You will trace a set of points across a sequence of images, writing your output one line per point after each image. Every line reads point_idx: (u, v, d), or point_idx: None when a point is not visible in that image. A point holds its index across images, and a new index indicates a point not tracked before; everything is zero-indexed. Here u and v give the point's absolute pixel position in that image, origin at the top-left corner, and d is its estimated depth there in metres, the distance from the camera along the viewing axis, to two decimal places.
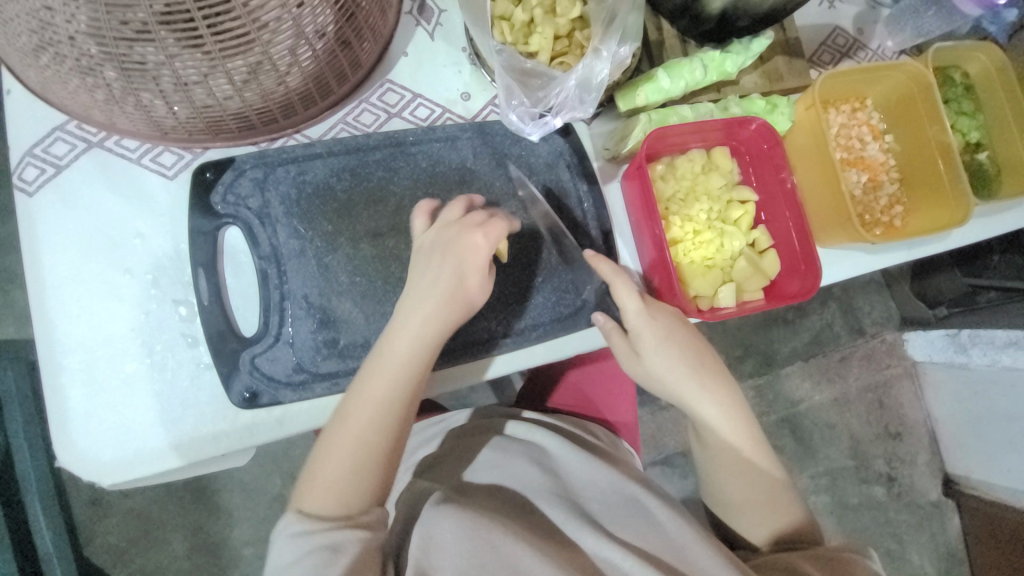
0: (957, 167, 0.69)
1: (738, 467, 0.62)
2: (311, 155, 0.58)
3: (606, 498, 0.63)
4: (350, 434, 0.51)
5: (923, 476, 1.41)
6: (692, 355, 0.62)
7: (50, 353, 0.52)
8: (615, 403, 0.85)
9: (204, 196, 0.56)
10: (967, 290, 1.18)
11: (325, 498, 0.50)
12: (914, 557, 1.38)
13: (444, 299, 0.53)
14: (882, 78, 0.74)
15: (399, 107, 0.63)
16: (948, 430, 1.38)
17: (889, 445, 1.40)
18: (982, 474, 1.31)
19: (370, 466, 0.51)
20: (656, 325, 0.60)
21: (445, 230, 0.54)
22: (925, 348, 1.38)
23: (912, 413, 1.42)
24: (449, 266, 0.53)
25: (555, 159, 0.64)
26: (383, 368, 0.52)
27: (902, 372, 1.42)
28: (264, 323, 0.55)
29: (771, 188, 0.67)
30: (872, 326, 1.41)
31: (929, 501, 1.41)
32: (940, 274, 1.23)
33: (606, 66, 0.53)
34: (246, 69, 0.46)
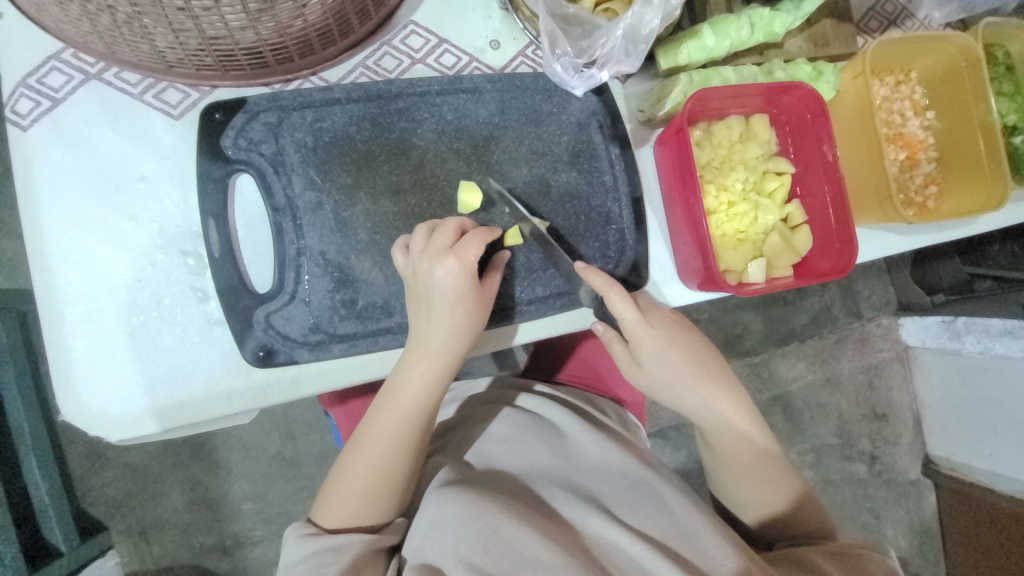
0: (999, 149, 0.67)
1: (746, 465, 0.63)
2: (329, 100, 0.53)
3: (617, 481, 0.62)
4: (365, 459, 0.54)
5: (905, 456, 1.45)
6: (689, 360, 0.62)
7: (51, 302, 0.49)
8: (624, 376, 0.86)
9: (213, 140, 0.51)
10: (965, 279, 1.21)
11: (342, 514, 0.55)
12: (890, 532, 1.44)
13: (442, 325, 0.52)
14: (929, 50, 0.70)
15: (424, 53, 0.58)
16: (932, 414, 1.41)
17: (874, 425, 1.44)
18: (963, 458, 1.36)
19: (383, 489, 0.55)
20: (657, 334, 0.59)
21: (438, 252, 0.51)
22: (918, 333, 1.39)
23: (901, 396, 1.45)
24: (445, 290, 0.51)
25: (587, 118, 0.61)
26: (387, 395, 0.53)
27: (894, 356, 1.44)
28: (279, 279, 0.52)
29: (811, 160, 0.64)
30: (869, 309, 1.41)
31: (909, 480, 1.45)
32: (940, 262, 1.26)
33: (657, 16, 0.48)
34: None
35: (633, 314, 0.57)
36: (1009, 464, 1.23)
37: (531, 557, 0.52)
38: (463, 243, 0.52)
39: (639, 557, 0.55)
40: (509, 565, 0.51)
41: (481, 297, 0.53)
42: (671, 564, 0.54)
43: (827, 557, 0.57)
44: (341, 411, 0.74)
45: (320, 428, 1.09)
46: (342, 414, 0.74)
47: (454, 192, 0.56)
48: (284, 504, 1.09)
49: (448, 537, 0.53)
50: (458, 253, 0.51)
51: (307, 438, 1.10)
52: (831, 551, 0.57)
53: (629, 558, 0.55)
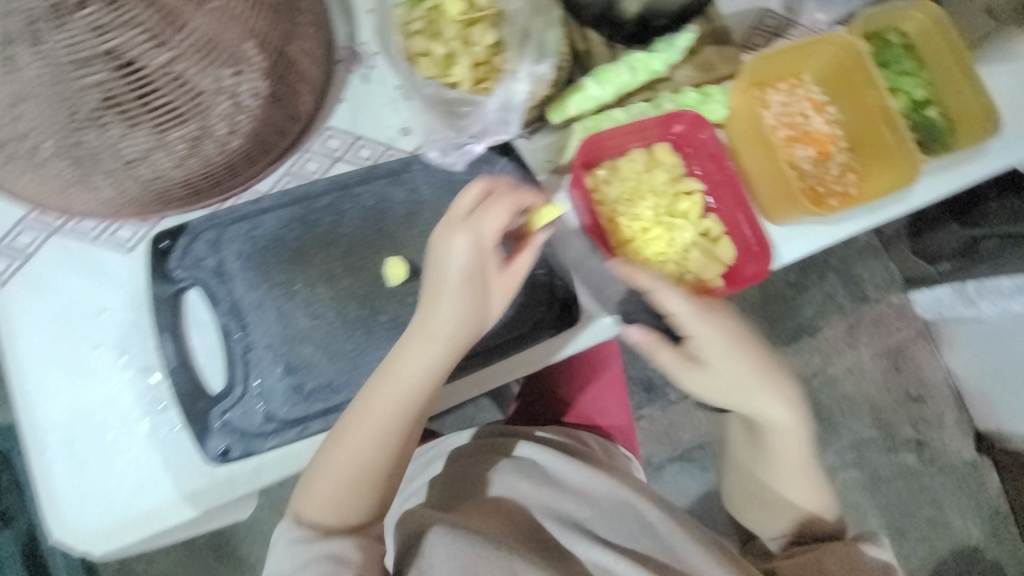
0: (900, 128, 0.69)
1: (788, 466, 0.68)
2: (260, 210, 0.60)
3: (617, 521, 0.65)
4: (345, 456, 0.54)
5: (953, 436, 1.37)
6: (757, 357, 0.63)
7: (32, 434, 0.55)
8: (608, 408, 0.88)
9: (161, 265, 0.58)
10: (968, 242, 1.14)
11: (323, 506, 0.55)
12: (958, 522, 1.35)
13: (445, 312, 0.54)
14: (812, 52, 0.74)
15: (342, 151, 0.65)
16: (969, 387, 1.34)
17: (912, 410, 1.37)
18: (1014, 427, 1.26)
19: (367, 486, 0.55)
20: (716, 328, 0.61)
21: (462, 223, 0.54)
22: (934, 305, 1.32)
23: (932, 374, 1.39)
24: (458, 264, 0.54)
25: (499, 179, 0.66)
26: (381, 386, 0.53)
27: (914, 334, 1.39)
28: (230, 378, 0.56)
29: (715, 176, 0.68)
30: (874, 291, 1.39)
31: (964, 462, 1.37)
32: (940, 229, 1.20)
33: (525, 86, 0.55)
34: (187, 143, 0.50)
35: (683, 304, 0.60)
36: None
37: None
38: (488, 207, 0.55)
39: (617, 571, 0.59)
40: None
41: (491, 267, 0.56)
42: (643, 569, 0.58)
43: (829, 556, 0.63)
44: None
45: None
46: None
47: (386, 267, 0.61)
48: None
49: None
50: (480, 229, 0.54)
51: None
52: (837, 550, 0.63)
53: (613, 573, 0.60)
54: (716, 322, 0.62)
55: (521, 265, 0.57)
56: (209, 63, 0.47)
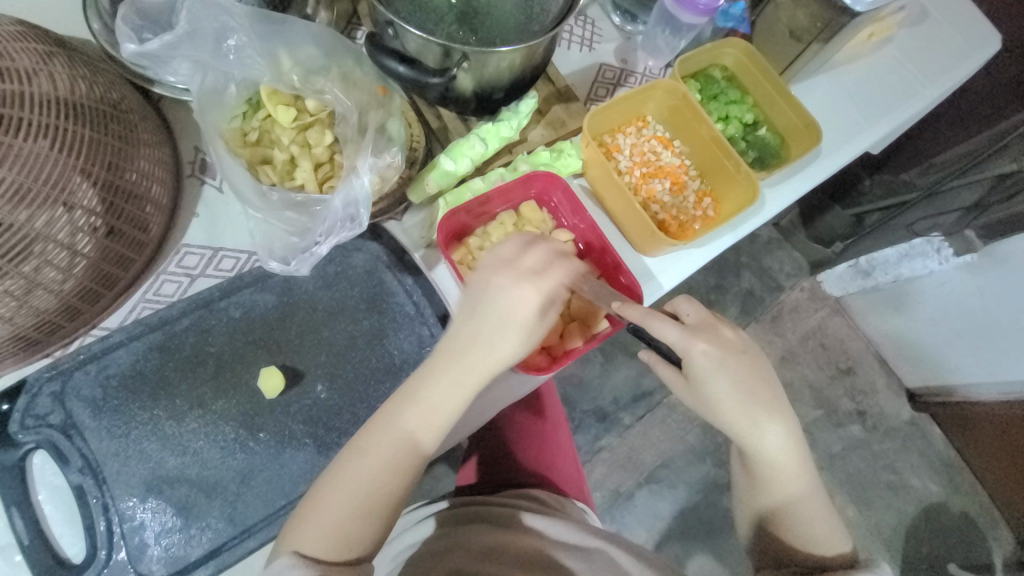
0: (733, 155, 0.76)
1: (784, 484, 0.62)
2: (111, 347, 0.56)
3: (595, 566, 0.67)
4: (364, 479, 0.52)
5: (888, 399, 1.46)
6: (742, 379, 0.60)
7: None
8: (563, 462, 0.91)
9: (2, 430, 0.52)
10: (853, 220, 1.28)
11: (328, 539, 0.50)
12: (915, 480, 1.41)
13: (501, 339, 0.55)
14: (648, 97, 0.81)
15: (201, 266, 0.63)
16: (889, 350, 1.44)
17: (846, 382, 1.46)
18: (938, 379, 1.35)
19: (372, 513, 0.51)
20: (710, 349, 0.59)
21: (530, 244, 0.59)
22: (838, 284, 1.45)
23: (855, 345, 1.49)
24: (504, 293, 0.56)
25: (374, 264, 0.67)
26: (422, 402, 0.54)
27: (830, 311, 1.49)
28: (93, 543, 0.51)
29: (580, 226, 0.72)
30: (787, 279, 1.48)
31: (905, 421, 1.45)
32: (826, 213, 1.34)
33: (365, 179, 0.55)
34: (14, 297, 0.49)
35: (676, 331, 0.59)
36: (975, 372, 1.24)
37: None
38: (527, 252, 0.58)
39: None
40: None
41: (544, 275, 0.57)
42: None
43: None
44: None
45: None
46: None
47: (263, 380, 0.58)
48: None
49: None
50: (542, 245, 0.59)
51: None
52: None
53: None
54: (713, 345, 0.60)
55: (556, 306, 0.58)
56: (36, 215, 0.47)
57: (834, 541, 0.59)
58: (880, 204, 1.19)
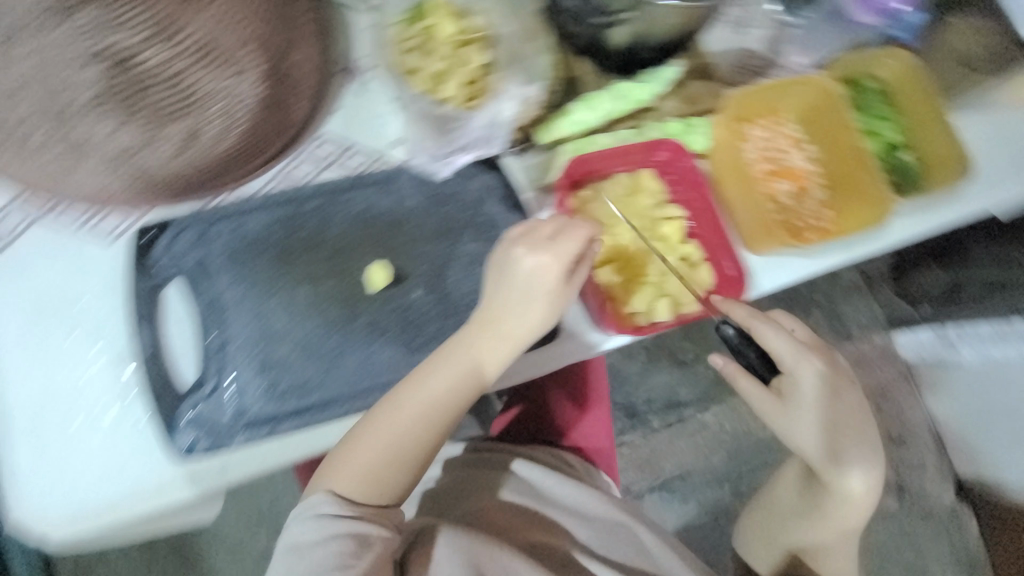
0: (876, 172, 0.71)
1: (817, 518, 0.74)
2: (250, 208, 0.61)
3: (605, 531, 0.76)
4: (397, 431, 0.56)
5: (932, 480, 1.37)
6: (830, 414, 0.67)
7: (6, 415, 0.55)
8: (594, 433, 0.88)
9: (145, 256, 0.58)
10: (948, 285, 1.21)
11: (359, 486, 0.55)
12: (933, 567, 1.35)
13: (536, 310, 0.58)
14: (793, 92, 0.76)
15: (333, 156, 0.66)
16: (949, 431, 1.34)
17: (892, 451, 1.37)
18: (990, 474, 1.27)
19: (404, 462, 0.57)
20: (812, 377, 0.65)
21: (557, 243, 0.57)
22: (915, 347, 1.34)
23: (914, 416, 1.39)
24: (530, 274, 0.57)
25: (483, 193, 0.67)
26: (461, 366, 0.57)
27: (897, 376, 1.39)
28: (205, 371, 0.56)
29: (695, 204, 0.71)
30: (858, 330, 1.41)
31: (942, 507, 1.36)
32: (919, 271, 1.30)
33: (514, 104, 0.59)
34: (182, 137, 0.53)
35: (785, 343, 0.65)
36: None
37: None
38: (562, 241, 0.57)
39: None
40: None
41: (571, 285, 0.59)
42: None
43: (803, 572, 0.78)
44: None
45: None
46: None
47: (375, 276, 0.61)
48: None
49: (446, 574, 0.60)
50: (562, 244, 0.57)
51: None
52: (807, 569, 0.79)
53: None
54: (823, 369, 0.66)
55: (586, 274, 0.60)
56: (211, 67, 0.51)
57: (839, 558, 0.78)
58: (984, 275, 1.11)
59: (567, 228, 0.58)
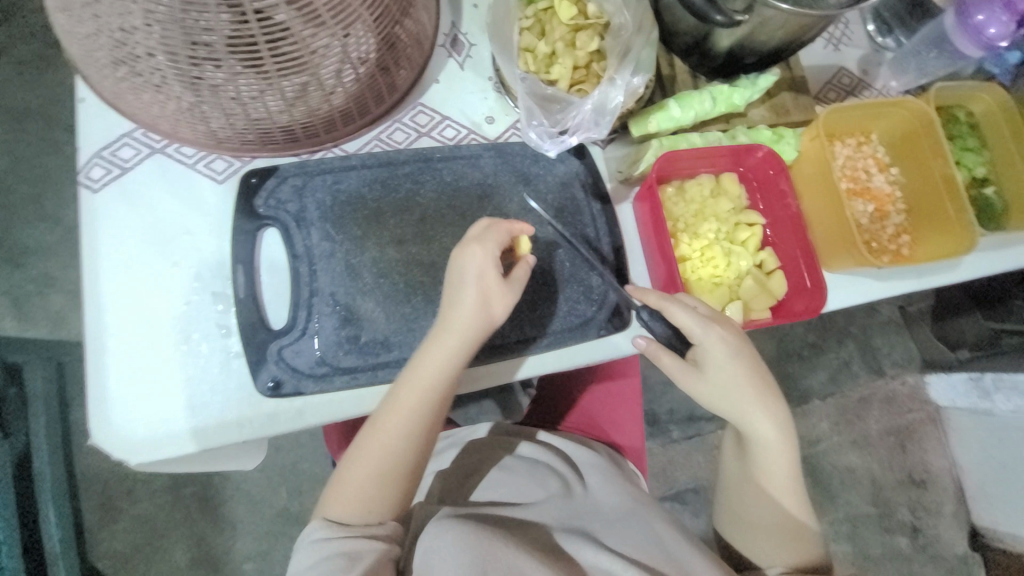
0: (962, 201, 0.71)
1: (758, 494, 0.66)
2: (347, 167, 0.63)
3: (619, 521, 0.65)
4: (383, 442, 0.56)
5: (949, 527, 1.34)
6: (751, 376, 0.63)
7: (99, 336, 0.57)
8: (622, 423, 0.85)
9: (248, 200, 0.61)
10: (990, 333, 1.17)
11: (352, 508, 0.55)
12: None
13: (464, 310, 0.56)
14: (886, 113, 0.77)
15: (429, 127, 0.69)
16: (974, 480, 1.31)
17: (914, 493, 1.34)
18: (1009, 527, 1.23)
19: (395, 478, 0.56)
20: (724, 346, 0.61)
21: (466, 243, 0.57)
22: (947, 392, 1.33)
23: (937, 462, 1.35)
24: (469, 272, 0.56)
25: (570, 178, 0.69)
26: (408, 378, 0.56)
27: (925, 417, 1.36)
28: (292, 317, 0.58)
29: (778, 213, 0.70)
30: (892, 367, 1.36)
31: (957, 555, 1.33)
32: (962, 316, 1.22)
33: (620, 93, 0.58)
34: (296, 88, 0.53)
35: (692, 317, 0.60)
36: None
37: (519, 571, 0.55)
38: (486, 234, 0.58)
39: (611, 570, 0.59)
40: None
41: (499, 294, 0.57)
42: None
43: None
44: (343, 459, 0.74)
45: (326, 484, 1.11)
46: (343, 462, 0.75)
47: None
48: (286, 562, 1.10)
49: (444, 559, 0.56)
50: (483, 241, 0.57)
51: (313, 493, 1.12)
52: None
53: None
54: (726, 336, 0.62)
55: (515, 282, 0.58)
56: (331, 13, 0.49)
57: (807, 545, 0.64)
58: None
59: (486, 229, 0.58)
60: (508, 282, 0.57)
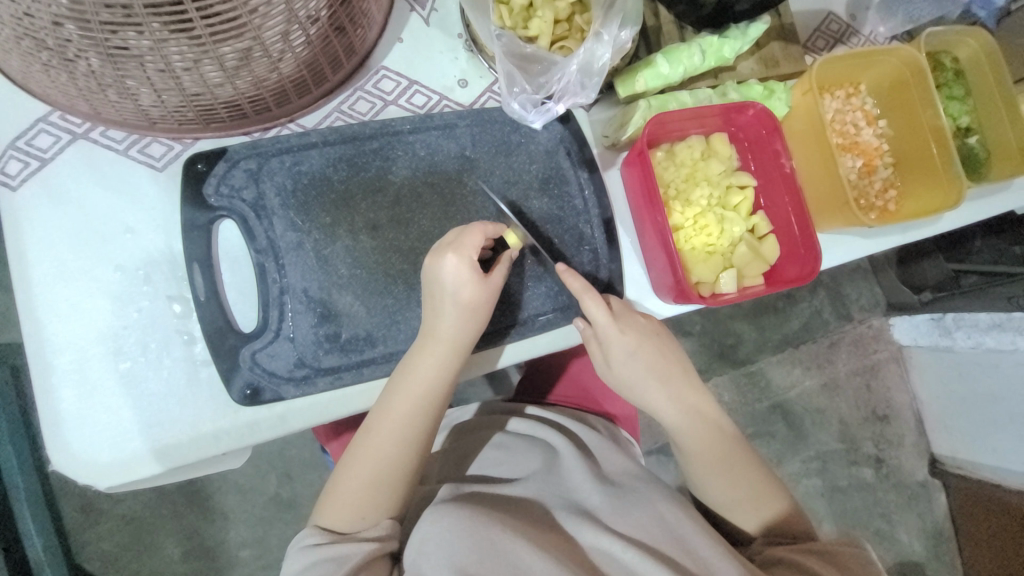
0: (950, 152, 0.69)
1: (718, 474, 0.64)
2: (306, 144, 0.56)
3: (608, 490, 0.62)
4: (374, 450, 0.54)
5: (910, 457, 1.37)
6: (659, 363, 0.63)
7: (41, 354, 0.51)
8: (614, 393, 0.84)
9: (197, 189, 0.54)
10: (950, 275, 1.16)
11: (345, 513, 0.54)
12: (904, 537, 1.35)
13: (449, 317, 0.53)
14: (876, 63, 0.73)
15: (396, 94, 0.62)
16: (932, 411, 1.34)
17: (877, 428, 1.36)
18: (968, 455, 1.29)
19: (388, 484, 0.54)
20: (626, 337, 0.60)
21: (441, 248, 0.54)
22: (910, 332, 1.34)
23: (899, 396, 1.38)
24: (448, 279, 0.53)
25: (555, 146, 0.64)
26: (395, 387, 0.54)
27: (889, 356, 1.37)
28: (264, 317, 0.54)
29: (770, 173, 0.67)
30: (859, 312, 1.36)
31: (917, 482, 1.37)
32: (924, 259, 1.22)
33: (607, 50, 0.53)
34: (237, 55, 0.44)
35: (603, 314, 0.58)
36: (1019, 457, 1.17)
37: (523, 566, 0.51)
38: (464, 239, 0.54)
39: (633, 566, 0.55)
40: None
41: (484, 291, 0.54)
42: (659, 564, 0.54)
43: (810, 556, 0.55)
44: (334, 446, 0.74)
45: (317, 468, 1.09)
46: (334, 449, 0.74)
47: (449, 227, 0.59)
48: (283, 547, 1.08)
49: (439, 551, 0.52)
50: (461, 245, 0.53)
51: (304, 478, 1.10)
52: (814, 550, 0.56)
53: (619, 562, 0.55)
54: (631, 330, 0.60)
55: (497, 280, 0.55)
56: None
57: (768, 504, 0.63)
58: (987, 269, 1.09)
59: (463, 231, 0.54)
60: (488, 279, 0.54)
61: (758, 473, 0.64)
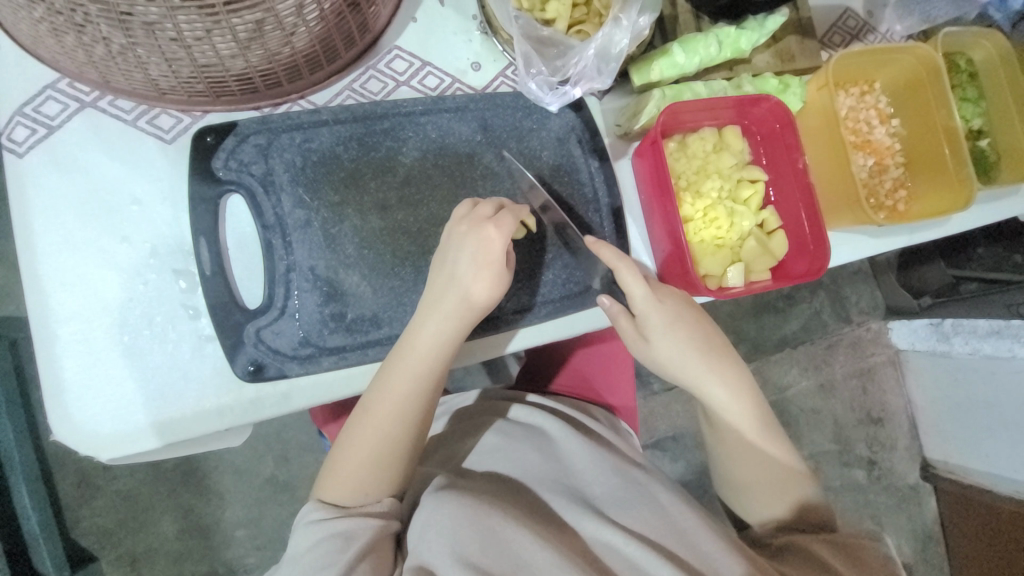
0: (962, 152, 0.69)
1: (747, 459, 0.64)
2: (317, 122, 0.56)
3: (610, 484, 0.62)
4: (376, 428, 0.54)
5: (902, 460, 1.38)
6: (700, 346, 0.63)
7: (44, 323, 0.50)
8: (615, 384, 0.84)
9: (205, 162, 0.54)
10: (950, 281, 1.17)
11: (346, 490, 0.54)
12: (892, 539, 1.36)
13: (457, 295, 0.53)
14: (891, 61, 0.72)
15: (408, 75, 0.61)
16: (927, 416, 1.35)
17: (870, 430, 1.37)
18: (960, 459, 1.29)
19: (390, 462, 0.54)
20: (660, 312, 0.60)
21: (462, 222, 0.53)
22: (907, 337, 1.34)
23: (894, 399, 1.38)
24: (466, 255, 0.52)
25: (567, 134, 0.63)
26: (399, 363, 0.53)
27: (885, 359, 1.38)
28: (269, 295, 0.53)
29: (782, 167, 0.66)
30: (858, 315, 1.36)
31: (908, 484, 1.38)
32: (924, 265, 1.21)
33: (626, 36, 0.52)
34: (250, 27, 0.43)
35: (642, 287, 0.59)
36: (1008, 463, 1.18)
37: (525, 558, 0.52)
38: (497, 217, 0.53)
39: (634, 560, 0.55)
40: (506, 567, 0.51)
41: (499, 274, 0.54)
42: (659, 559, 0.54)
43: (830, 550, 0.56)
44: (333, 429, 0.74)
45: (314, 451, 1.09)
46: (334, 432, 0.74)
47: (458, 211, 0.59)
48: (277, 529, 1.08)
49: (443, 537, 0.52)
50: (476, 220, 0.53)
51: (300, 460, 1.10)
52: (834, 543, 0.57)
53: (622, 557, 0.55)
54: (670, 303, 0.61)
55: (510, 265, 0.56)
56: None
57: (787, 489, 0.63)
58: (986, 276, 1.11)
59: (485, 207, 0.54)
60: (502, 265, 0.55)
61: (781, 459, 0.64)
